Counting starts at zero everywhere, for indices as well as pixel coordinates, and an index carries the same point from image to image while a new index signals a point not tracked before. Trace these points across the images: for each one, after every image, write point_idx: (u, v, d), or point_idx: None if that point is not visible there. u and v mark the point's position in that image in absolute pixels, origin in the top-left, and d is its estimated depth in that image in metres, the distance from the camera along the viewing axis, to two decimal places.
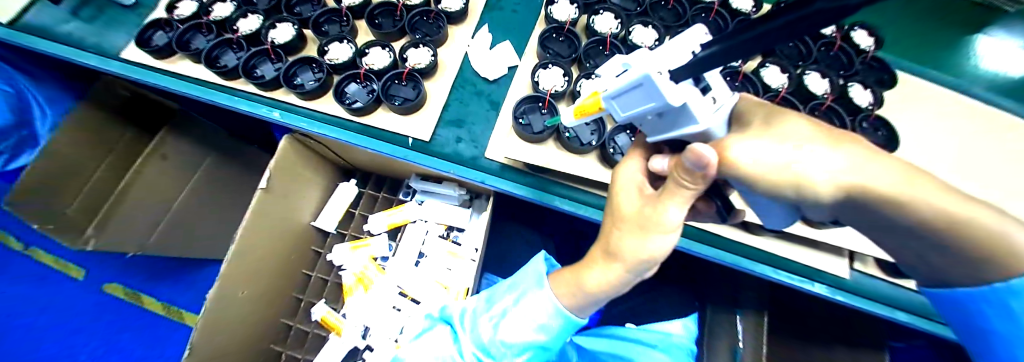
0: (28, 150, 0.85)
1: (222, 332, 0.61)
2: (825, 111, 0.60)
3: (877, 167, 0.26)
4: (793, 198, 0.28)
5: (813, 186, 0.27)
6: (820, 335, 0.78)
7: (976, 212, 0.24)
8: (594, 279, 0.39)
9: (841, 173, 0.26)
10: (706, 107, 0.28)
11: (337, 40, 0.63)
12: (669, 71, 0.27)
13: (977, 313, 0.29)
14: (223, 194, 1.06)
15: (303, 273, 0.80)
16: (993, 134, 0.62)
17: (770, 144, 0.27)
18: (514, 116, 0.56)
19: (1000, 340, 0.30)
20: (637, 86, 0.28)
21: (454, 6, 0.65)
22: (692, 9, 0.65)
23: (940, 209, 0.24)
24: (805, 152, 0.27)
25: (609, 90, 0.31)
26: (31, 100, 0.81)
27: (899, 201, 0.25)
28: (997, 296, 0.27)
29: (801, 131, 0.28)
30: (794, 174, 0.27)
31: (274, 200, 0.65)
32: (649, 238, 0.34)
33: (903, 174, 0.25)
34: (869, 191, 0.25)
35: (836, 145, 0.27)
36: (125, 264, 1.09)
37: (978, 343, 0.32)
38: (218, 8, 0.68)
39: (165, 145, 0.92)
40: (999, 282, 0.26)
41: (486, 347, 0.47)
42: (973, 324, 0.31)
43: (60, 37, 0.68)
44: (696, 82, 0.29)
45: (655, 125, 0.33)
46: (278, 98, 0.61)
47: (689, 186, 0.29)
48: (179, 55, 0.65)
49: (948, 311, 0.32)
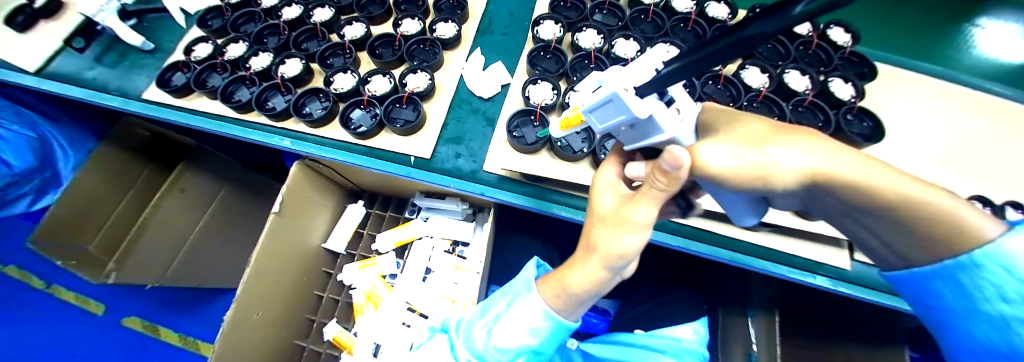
0: (53, 190, 0.87)
1: (237, 353, 0.64)
2: (808, 107, 0.63)
3: (838, 157, 0.28)
4: (761, 190, 0.31)
5: (779, 177, 0.29)
6: (833, 333, 0.77)
7: (940, 200, 0.25)
8: (576, 278, 0.41)
9: (802, 164, 0.28)
10: (671, 117, 0.32)
11: (342, 71, 0.68)
12: (636, 88, 0.32)
13: (934, 293, 0.31)
14: (236, 224, 1.10)
15: (315, 295, 0.82)
16: (981, 118, 0.63)
17: (737, 146, 0.31)
18: (508, 130, 0.59)
19: (956, 319, 0.31)
20: (608, 101, 0.31)
21: (448, 34, 0.71)
22: (672, 20, 0.69)
23: (901, 194, 0.26)
24: (764, 151, 0.30)
25: (585, 105, 0.34)
26: (52, 143, 0.83)
27: (862, 186, 0.27)
28: (948, 272, 0.28)
29: (762, 131, 0.32)
30: (766, 168, 0.30)
31: (287, 223, 0.68)
32: (623, 235, 0.36)
33: (864, 162, 0.27)
34: (835, 178, 0.27)
35: (797, 140, 0.30)
36: (143, 297, 1.12)
37: (940, 322, 0.33)
38: (232, 48, 0.74)
39: (183, 178, 0.96)
40: (950, 259, 0.27)
41: (481, 355, 0.49)
42: (931, 303, 0.32)
43: (83, 81, 0.73)
44: (661, 96, 0.34)
45: (629, 135, 0.36)
46: (289, 128, 0.66)
47: (661, 187, 0.32)
48: (197, 93, 0.70)
49: (907, 289, 0.33)
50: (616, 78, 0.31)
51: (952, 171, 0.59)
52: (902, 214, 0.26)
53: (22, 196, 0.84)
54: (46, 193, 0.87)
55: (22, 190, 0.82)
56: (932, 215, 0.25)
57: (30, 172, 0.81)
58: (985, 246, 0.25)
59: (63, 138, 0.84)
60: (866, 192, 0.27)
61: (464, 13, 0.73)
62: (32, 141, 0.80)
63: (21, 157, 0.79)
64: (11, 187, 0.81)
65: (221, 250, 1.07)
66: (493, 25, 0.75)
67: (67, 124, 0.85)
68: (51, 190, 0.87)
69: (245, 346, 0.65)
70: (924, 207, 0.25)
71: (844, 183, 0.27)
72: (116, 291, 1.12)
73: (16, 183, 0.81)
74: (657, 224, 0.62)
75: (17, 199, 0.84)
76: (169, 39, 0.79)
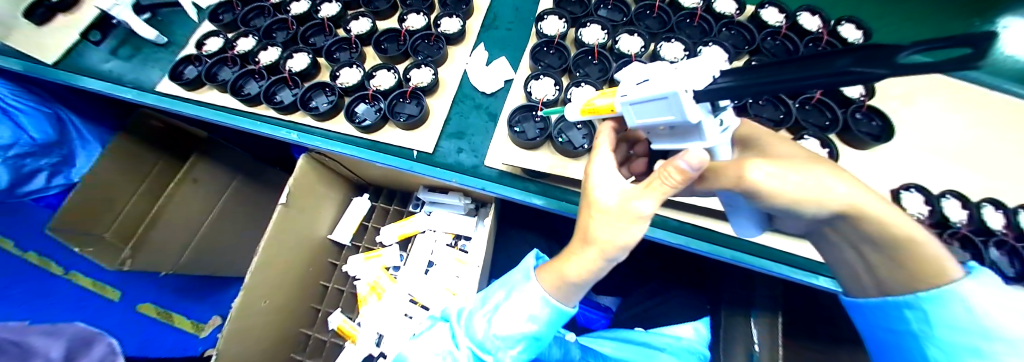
0: (67, 169, 0.86)
1: (246, 340, 0.66)
2: (816, 104, 0.62)
3: (868, 194, 0.33)
4: (798, 212, 0.35)
5: (820, 202, 0.34)
6: (838, 335, 0.77)
7: (934, 245, 0.33)
8: (574, 269, 0.41)
9: (847, 197, 0.33)
10: (715, 128, 0.33)
11: (348, 66, 0.69)
12: (693, 92, 0.30)
13: (897, 317, 0.37)
14: (246, 214, 1.12)
15: (320, 284, 0.85)
16: (997, 120, 0.62)
17: (788, 172, 0.34)
18: (508, 125, 0.60)
19: (909, 342, 0.37)
20: (662, 98, 0.31)
21: (452, 29, 0.71)
22: (677, 15, 0.69)
23: (908, 234, 0.32)
24: (811, 179, 0.34)
25: (629, 96, 0.35)
26: (71, 125, 0.86)
27: (876, 219, 0.33)
28: (917, 301, 0.34)
29: (805, 162, 0.35)
30: (814, 194, 0.33)
31: (295, 214, 0.70)
32: (624, 228, 0.38)
33: (889, 203, 0.33)
34: (864, 212, 0.33)
35: (835, 175, 0.34)
36: (160, 285, 1.16)
37: (895, 344, 0.39)
38: (241, 42, 0.76)
39: (195, 170, 0.99)
40: (924, 291, 0.34)
41: (481, 343, 0.50)
42: (892, 326, 0.38)
43: (99, 73, 0.76)
44: (714, 108, 0.32)
45: (664, 134, 0.37)
46: (297, 121, 0.67)
47: (675, 186, 0.34)
48: (207, 86, 0.71)
49: (869, 314, 0.40)
50: (671, 76, 0.30)
51: (960, 170, 0.58)
52: (899, 247, 0.33)
53: (38, 171, 0.81)
54: (59, 174, 0.85)
55: (39, 163, 0.81)
56: (927, 258, 0.33)
57: (50, 145, 0.81)
58: (952, 283, 0.32)
59: (80, 121, 0.87)
60: (876, 223, 0.33)
61: (468, 8, 0.73)
62: (48, 118, 0.82)
63: (40, 130, 0.80)
64: (28, 158, 0.79)
65: (233, 239, 1.10)
66: (497, 21, 0.75)
67: (85, 114, 0.88)
68: (64, 171, 0.86)
69: (253, 332, 0.66)
70: (925, 249, 0.32)
71: (870, 216, 0.33)
72: (131, 278, 1.16)
73: (34, 153, 0.80)
74: (658, 221, 0.62)
75: (33, 175, 0.81)
76: (182, 33, 0.81)
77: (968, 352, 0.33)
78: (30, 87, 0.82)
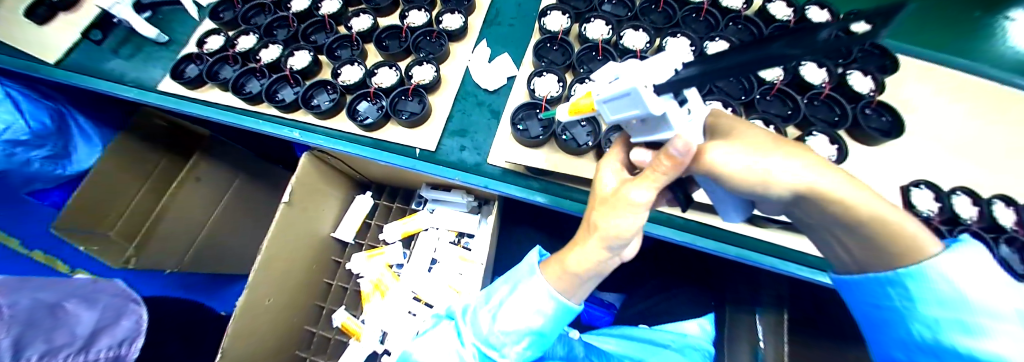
0: (65, 161, 0.86)
1: (251, 338, 0.66)
2: (825, 100, 0.61)
3: (828, 174, 0.32)
4: (759, 192, 0.34)
5: (773, 184, 0.33)
6: (843, 333, 0.76)
7: (902, 223, 0.31)
8: (575, 260, 0.41)
9: (801, 177, 0.32)
10: (682, 116, 0.33)
11: (349, 63, 0.69)
12: (653, 86, 0.31)
13: (880, 295, 0.35)
14: (249, 213, 1.13)
15: (325, 282, 0.85)
16: (1009, 116, 0.60)
17: (739, 152, 0.33)
18: (512, 122, 0.59)
19: (896, 321, 0.36)
20: (625, 95, 0.31)
21: (454, 25, 0.70)
22: (682, 10, 0.67)
23: (876, 214, 0.31)
24: (767, 160, 0.33)
25: (601, 94, 0.34)
26: (70, 116, 0.86)
27: (835, 199, 0.31)
28: (898, 279, 0.33)
29: (760, 138, 0.35)
30: (762, 175, 0.33)
31: (298, 212, 0.70)
32: (619, 214, 0.36)
33: (851, 180, 0.32)
34: (821, 194, 0.31)
35: (791, 155, 0.33)
36: (165, 281, 1.17)
37: (883, 325, 0.38)
38: (242, 40, 0.75)
39: (199, 167, 0.98)
40: (902, 268, 0.32)
41: (486, 338, 0.50)
42: (874, 304, 0.36)
43: (103, 72, 0.75)
44: (675, 96, 0.32)
45: (638, 128, 0.37)
46: (298, 120, 0.67)
47: (665, 173, 0.33)
48: (209, 84, 0.71)
49: (853, 292, 0.38)
50: (635, 72, 0.31)
51: (961, 163, 0.57)
52: (870, 229, 0.32)
53: (28, 163, 0.80)
54: (50, 167, 0.84)
55: (30, 153, 0.80)
56: (904, 234, 0.31)
57: (46, 134, 0.81)
58: (931, 259, 0.31)
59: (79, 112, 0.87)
60: (844, 207, 0.31)
61: (471, 3, 0.72)
62: (49, 110, 0.82)
63: (37, 119, 0.80)
64: (19, 147, 0.78)
65: (236, 236, 1.11)
66: (500, 17, 0.74)
67: (86, 110, 0.88)
68: (62, 163, 0.85)
69: (257, 331, 0.67)
70: (894, 227, 0.31)
71: (829, 198, 0.31)
72: (136, 275, 1.17)
73: (25, 143, 0.79)
74: (663, 219, 0.61)
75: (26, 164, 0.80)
76: (183, 31, 0.81)
77: (956, 326, 0.31)
78: (32, 84, 0.82)
